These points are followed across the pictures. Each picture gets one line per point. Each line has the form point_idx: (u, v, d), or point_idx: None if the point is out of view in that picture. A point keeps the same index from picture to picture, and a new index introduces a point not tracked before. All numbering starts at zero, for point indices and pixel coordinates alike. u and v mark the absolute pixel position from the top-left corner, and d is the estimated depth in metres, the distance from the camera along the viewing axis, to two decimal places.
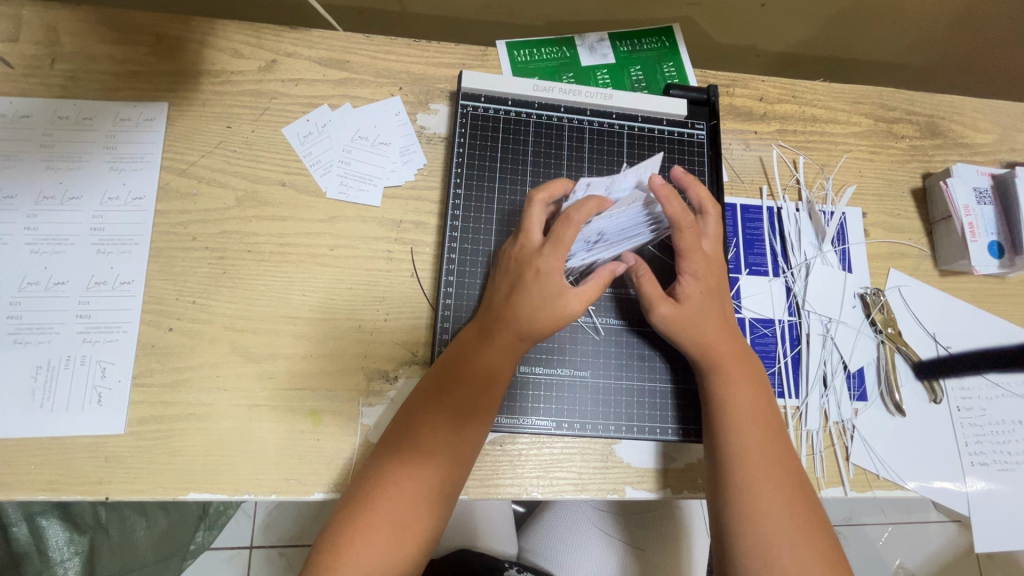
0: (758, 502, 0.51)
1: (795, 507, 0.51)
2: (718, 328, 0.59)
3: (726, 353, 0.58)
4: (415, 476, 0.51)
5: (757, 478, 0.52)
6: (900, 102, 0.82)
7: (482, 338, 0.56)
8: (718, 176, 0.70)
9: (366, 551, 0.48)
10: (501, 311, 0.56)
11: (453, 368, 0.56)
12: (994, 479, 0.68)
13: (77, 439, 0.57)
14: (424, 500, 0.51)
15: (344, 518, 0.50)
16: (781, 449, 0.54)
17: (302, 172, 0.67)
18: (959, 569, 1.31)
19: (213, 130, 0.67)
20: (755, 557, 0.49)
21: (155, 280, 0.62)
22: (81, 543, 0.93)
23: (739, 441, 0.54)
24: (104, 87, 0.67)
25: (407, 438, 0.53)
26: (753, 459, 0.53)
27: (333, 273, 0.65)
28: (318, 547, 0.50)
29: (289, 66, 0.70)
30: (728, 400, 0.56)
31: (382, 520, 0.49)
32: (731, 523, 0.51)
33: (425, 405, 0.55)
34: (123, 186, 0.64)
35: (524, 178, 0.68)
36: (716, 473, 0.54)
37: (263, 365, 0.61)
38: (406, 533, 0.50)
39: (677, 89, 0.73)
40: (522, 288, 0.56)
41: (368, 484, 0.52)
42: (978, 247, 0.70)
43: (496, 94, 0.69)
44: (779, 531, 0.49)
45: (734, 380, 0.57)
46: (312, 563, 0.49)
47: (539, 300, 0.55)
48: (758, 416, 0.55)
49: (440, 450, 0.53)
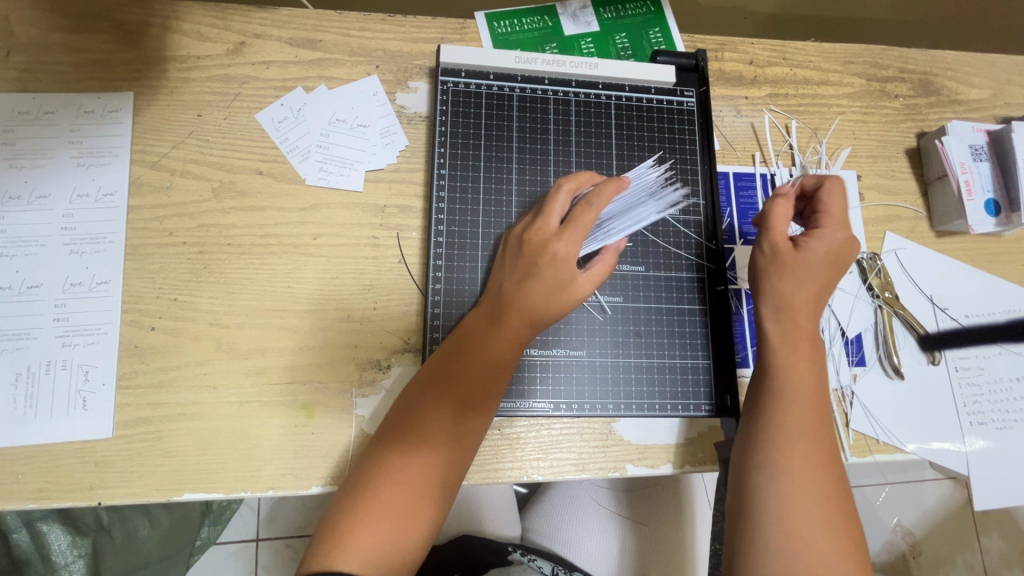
0: (794, 484, 0.48)
1: (829, 493, 0.49)
2: (809, 292, 0.55)
3: (802, 324, 0.55)
4: (424, 467, 0.51)
5: (796, 460, 0.50)
6: (893, 60, 0.80)
7: (493, 326, 0.55)
8: (709, 144, 0.68)
9: (370, 540, 0.47)
10: (511, 297, 0.55)
11: (463, 356, 0.54)
12: (992, 437, 0.68)
13: (64, 444, 0.56)
14: (431, 491, 0.50)
15: (349, 505, 0.49)
16: (827, 434, 0.52)
17: (279, 159, 0.65)
18: (956, 525, 1.33)
19: (183, 119, 0.64)
20: (780, 535, 0.47)
21: (133, 278, 0.60)
22: (84, 546, 0.92)
23: (788, 414, 0.52)
24: (64, 79, 0.64)
25: (415, 426, 0.52)
26: (796, 439, 0.50)
27: (318, 263, 0.63)
28: (319, 534, 0.49)
29: (259, 48, 0.67)
30: (788, 370, 0.54)
31: (388, 510, 0.49)
32: (761, 500, 0.49)
33: (435, 392, 0.53)
34: (92, 182, 0.62)
35: (510, 155, 0.66)
36: (755, 449, 0.51)
37: (251, 361, 0.60)
38: (412, 523, 0.49)
39: (665, 55, 0.71)
40: (534, 274, 0.55)
41: (374, 473, 0.51)
42: (975, 205, 0.69)
43: (476, 68, 0.67)
44: (810, 515, 0.47)
45: (792, 357, 0.54)
46: (312, 550, 0.48)
47: (549, 284, 0.54)
48: (812, 398, 0.53)
49: (450, 439, 0.52)
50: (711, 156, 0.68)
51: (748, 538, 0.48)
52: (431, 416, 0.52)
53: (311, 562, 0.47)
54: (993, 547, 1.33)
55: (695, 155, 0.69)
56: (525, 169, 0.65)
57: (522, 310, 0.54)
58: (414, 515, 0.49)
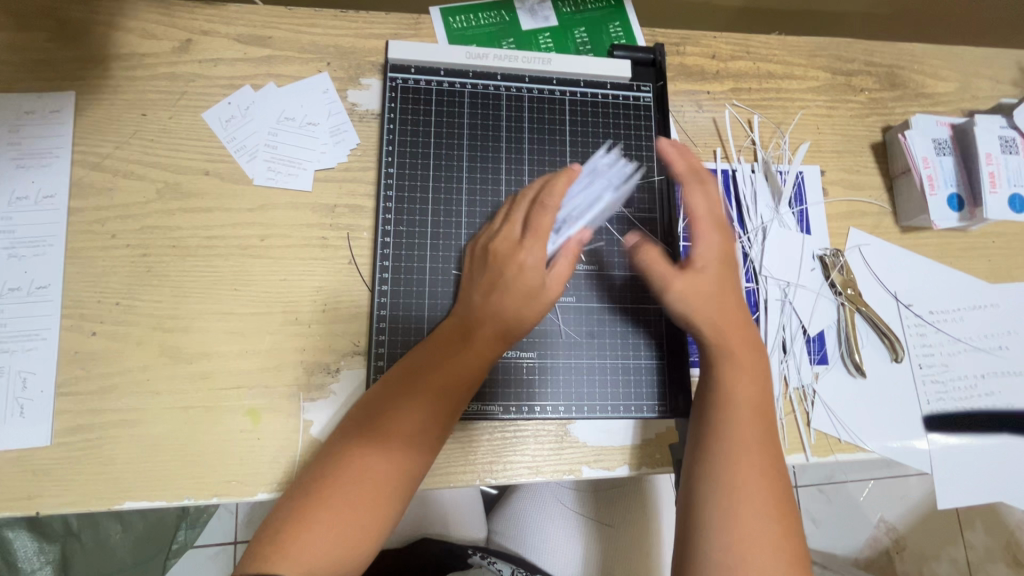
0: (739, 494, 0.48)
1: (776, 505, 0.48)
2: (729, 305, 0.56)
3: (735, 337, 0.55)
4: (381, 476, 0.49)
5: (742, 471, 0.49)
6: (858, 53, 0.79)
7: (469, 335, 0.54)
8: (666, 140, 0.67)
9: (315, 547, 0.46)
10: (486, 305, 0.55)
11: (433, 363, 0.53)
12: (955, 434, 0.68)
13: (2, 453, 0.55)
14: (385, 500, 0.49)
15: (297, 509, 0.48)
16: (774, 445, 0.52)
17: (226, 159, 0.63)
18: (937, 519, 1.33)
19: (126, 119, 0.63)
20: (725, 547, 0.46)
21: (74, 282, 0.59)
22: (52, 552, 0.94)
23: (733, 432, 0.51)
24: (3, 78, 0.62)
25: (375, 432, 0.51)
26: (743, 450, 0.50)
27: (265, 264, 0.62)
28: (263, 535, 0.47)
29: (206, 46, 0.66)
30: (729, 387, 0.53)
31: (337, 518, 0.47)
32: (705, 511, 0.48)
33: (403, 398, 0.52)
34: (32, 184, 0.60)
35: (461, 153, 0.64)
36: (700, 459, 0.51)
37: (196, 365, 0.58)
38: (361, 533, 0.48)
39: (621, 50, 0.69)
40: (509, 281, 0.55)
41: (330, 477, 0.49)
42: (937, 200, 0.68)
43: (426, 64, 0.65)
44: (756, 526, 0.47)
45: (734, 367, 0.54)
46: (252, 552, 0.46)
47: (518, 291, 0.54)
48: (756, 411, 0.52)
49: (412, 448, 0.51)
50: (668, 153, 0.67)
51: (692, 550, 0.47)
52: (396, 422, 0.51)
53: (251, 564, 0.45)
54: (976, 541, 1.33)
55: (652, 152, 0.68)
56: (476, 167, 0.64)
57: (496, 320, 0.54)
58: (366, 525, 0.48)
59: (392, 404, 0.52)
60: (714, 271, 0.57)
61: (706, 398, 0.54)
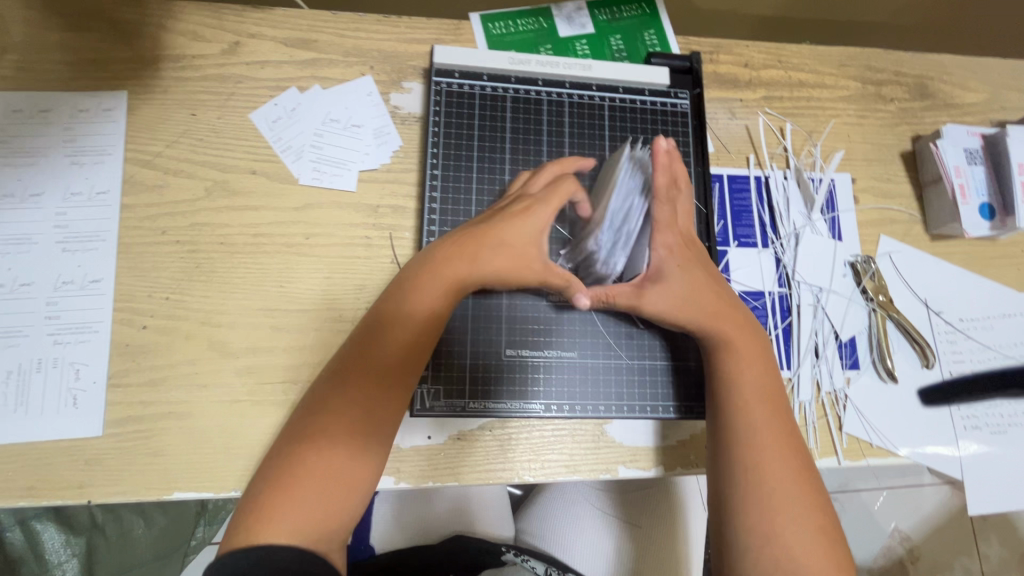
0: (765, 477, 0.50)
1: (801, 484, 0.50)
2: (712, 300, 0.57)
3: (730, 330, 0.57)
4: (351, 437, 0.48)
5: (762, 455, 0.51)
6: (889, 63, 0.80)
7: (429, 283, 0.52)
8: (703, 146, 0.68)
9: (294, 512, 0.44)
10: (454, 257, 0.53)
11: (392, 318, 0.52)
12: (985, 441, 0.68)
13: (55, 442, 0.56)
14: (359, 461, 0.48)
15: (269, 482, 0.46)
16: (787, 427, 0.54)
17: (273, 159, 0.65)
18: (953, 530, 1.32)
19: (177, 118, 0.64)
20: (759, 532, 0.48)
21: (126, 277, 0.60)
22: (78, 545, 0.92)
23: (747, 419, 0.53)
24: (58, 77, 0.64)
25: (334, 398, 0.49)
26: (760, 435, 0.52)
27: (310, 262, 0.63)
28: (238, 513, 0.45)
29: (254, 48, 0.67)
30: (733, 377, 0.55)
31: (312, 483, 0.45)
32: (733, 498, 0.50)
33: (362, 356, 0.51)
34: (85, 180, 0.62)
35: (503, 156, 0.66)
36: (720, 450, 0.53)
37: (243, 360, 0.60)
38: (342, 497, 0.46)
39: (659, 58, 0.71)
40: (484, 236, 0.53)
41: (299, 447, 0.47)
42: (969, 209, 0.69)
43: (470, 69, 0.67)
44: (785, 507, 0.49)
45: (739, 357, 0.56)
46: (231, 530, 0.44)
47: (490, 244, 0.53)
48: (764, 397, 0.54)
49: (379, 398, 0.50)
50: (706, 159, 0.68)
51: (725, 538, 0.50)
52: (357, 382, 0.50)
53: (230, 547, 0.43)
54: (991, 553, 1.32)
55: (688, 158, 0.69)
56: (518, 170, 0.66)
57: (471, 272, 0.52)
58: (343, 488, 0.46)
59: (353, 361, 0.51)
60: (678, 276, 0.57)
61: (714, 388, 0.56)
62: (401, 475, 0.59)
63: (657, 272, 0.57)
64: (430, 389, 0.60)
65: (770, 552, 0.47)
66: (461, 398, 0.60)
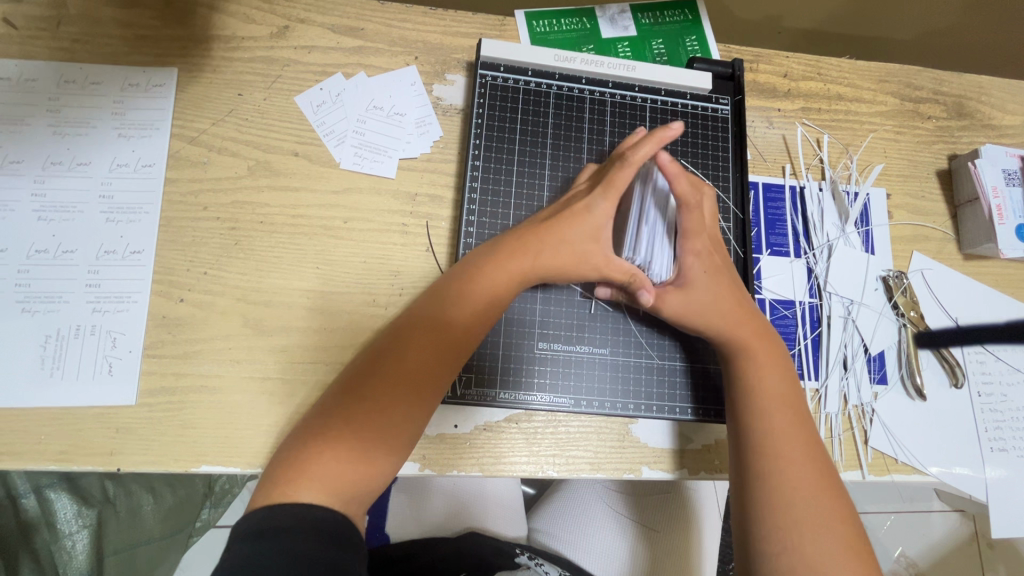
0: (787, 482, 0.50)
1: (823, 489, 0.50)
2: (741, 302, 0.58)
3: (755, 334, 0.57)
4: (395, 414, 0.48)
5: (782, 460, 0.51)
6: (928, 81, 0.80)
7: (492, 271, 0.53)
8: (743, 152, 0.69)
9: (330, 470, 0.44)
10: (514, 251, 0.54)
11: (450, 301, 0.52)
12: (1013, 465, 0.67)
13: (89, 408, 0.56)
14: (400, 433, 0.48)
15: (307, 439, 0.46)
16: (809, 434, 0.53)
17: (315, 142, 0.65)
18: (961, 558, 1.29)
19: (224, 98, 0.65)
20: (778, 538, 0.48)
21: (166, 250, 0.61)
22: (89, 516, 0.89)
23: (765, 423, 0.53)
24: (110, 51, 0.65)
25: (379, 385, 0.48)
26: (780, 440, 0.52)
27: (347, 245, 0.63)
28: (276, 464, 0.46)
29: (302, 33, 0.68)
30: (752, 380, 0.55)
31: (349, 445, 0.46)
32: (755, 503, 0.50)
33: (416, 332, 0.51)
34: (132, 152, 0.63)
35: (544, 151, 0.66)
36: (741, 454, 0.53)
37: (275, 338, 0.60)
38: (377, 464, 0.47)
39: (701, 62, 0.71)
40: (545, 233, 0.55)
41: (343, 414, 0.47)
42: (1006, 230, 0.69)
43: (516, 64, 0.67)
44: (805, 512, 0.48)
45: (761, 361, 0.56)
46: (267, 481, 0.45)
47: (548, 242, 0.55)
48: (785, 400, 0.54)
49: (424, 386, 0.49)
50: (746, 165, 0.68)
51: (748, 541, 0.49)
52: (409, 359, 0.49)
53: (264, 497, 0.43)
54: None
55: (727, 163, 0.70)
56: (558, 166, 0.66)
57: (531, 268, 0.54)
58: (381, 455, 0.47)
59: (407, 337, 0.51)
60: (714, 287, 0.57)
61: (736, 393, 0.56)
62: (426, 462, 0.59)
63: (685, 278, 0.58)
64: (461, 377, 0.60)
65: (788, 555, 0.47)
66: (491, 387, 0.60)
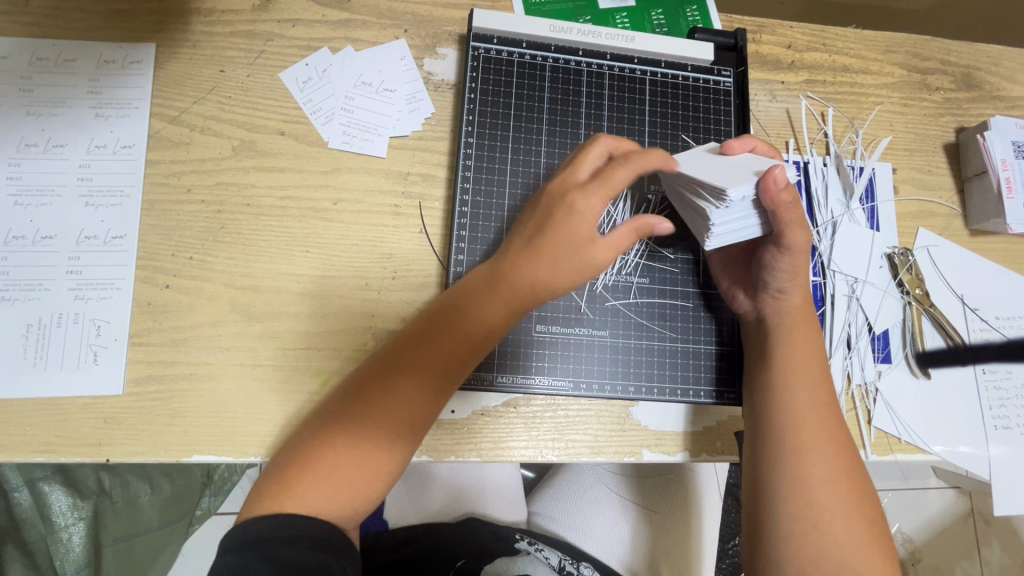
0: (809, 461, 0.49)
1: (849, 473, 0.49)
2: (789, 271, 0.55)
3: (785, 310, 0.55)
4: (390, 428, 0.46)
5: (809, 442, 0.50)
6: (936, 51, 0.77)
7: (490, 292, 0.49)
8: (745, 127, 0.67)
9: (325, 477, 0.44)
10: (512, 271, 0.48)
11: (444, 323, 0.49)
12: (1016, 443, 0.66)
13: (73, 398, 0.55)
14: (401, 437, 0.47)
15: (300, 453, 0.46)
16: (836, 422, 0.52)
17: (302, 121, 0.63)
18: (958, 534, 1.29)
19: (205, 75, 0.63)
20: (802, 517, 0.47)
21: (149, 235, 0.59)
22: (85, 508, 0.86)
23: (794, 402, 0.52)
24: (83, 26, 0.62)
25: (373, 403, 0.47)
26: (806, 418, 0.51)
27: (337, 228, 0.61)
28: (271, 473, 0.46)
29: (285, 6, 0.65)
30: (782, 358, 0.54)
31: (342, 458, 0.45)
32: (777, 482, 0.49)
33: (406, 356, 0.48)
34: (110, 133, 0.60)
35: (540, 127, 0.64)
36: (765, 438, 0.51)
37: (265, 324, 0.58)
38: (381, 458, 0.46)
39: (703, 32, 0.69)
40: (545, 248, 0.48)
41: (337, 423, 0.47)
42: (1016, 203, 0.67)
43: (509, 36, 0.65)
44: (828, 493, 0.48)
45: (789, 344, 0.54)
46: (261, 490, 0.45)
47: (554, 261, 0.48)
48: (815, 377, 0.53)
49: (419, 389, 0.48)
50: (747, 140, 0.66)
51: (766, 521, 0.48)
52: (404, 381, 0.47)
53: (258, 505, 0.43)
54: (993, 559, 1.29)
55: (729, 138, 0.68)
56: (555, 143, 0.64)
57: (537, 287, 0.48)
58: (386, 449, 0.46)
59: (395, 363, 0.48)
60: None
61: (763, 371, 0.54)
62: (422, 448, 0.58)
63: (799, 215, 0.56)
64: None
65: (810, 535, 0.46)
66: (488, 371, 0.59)
